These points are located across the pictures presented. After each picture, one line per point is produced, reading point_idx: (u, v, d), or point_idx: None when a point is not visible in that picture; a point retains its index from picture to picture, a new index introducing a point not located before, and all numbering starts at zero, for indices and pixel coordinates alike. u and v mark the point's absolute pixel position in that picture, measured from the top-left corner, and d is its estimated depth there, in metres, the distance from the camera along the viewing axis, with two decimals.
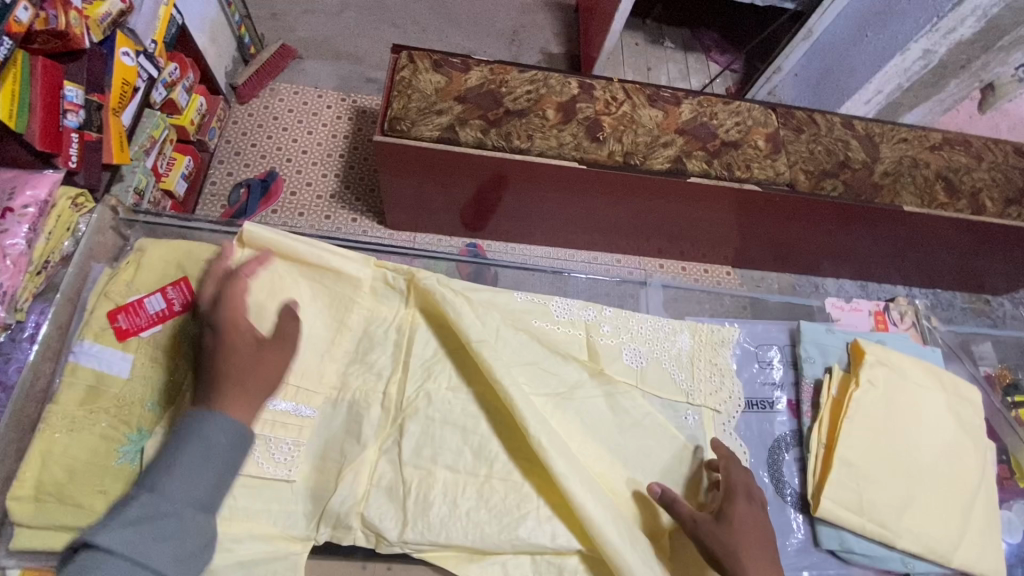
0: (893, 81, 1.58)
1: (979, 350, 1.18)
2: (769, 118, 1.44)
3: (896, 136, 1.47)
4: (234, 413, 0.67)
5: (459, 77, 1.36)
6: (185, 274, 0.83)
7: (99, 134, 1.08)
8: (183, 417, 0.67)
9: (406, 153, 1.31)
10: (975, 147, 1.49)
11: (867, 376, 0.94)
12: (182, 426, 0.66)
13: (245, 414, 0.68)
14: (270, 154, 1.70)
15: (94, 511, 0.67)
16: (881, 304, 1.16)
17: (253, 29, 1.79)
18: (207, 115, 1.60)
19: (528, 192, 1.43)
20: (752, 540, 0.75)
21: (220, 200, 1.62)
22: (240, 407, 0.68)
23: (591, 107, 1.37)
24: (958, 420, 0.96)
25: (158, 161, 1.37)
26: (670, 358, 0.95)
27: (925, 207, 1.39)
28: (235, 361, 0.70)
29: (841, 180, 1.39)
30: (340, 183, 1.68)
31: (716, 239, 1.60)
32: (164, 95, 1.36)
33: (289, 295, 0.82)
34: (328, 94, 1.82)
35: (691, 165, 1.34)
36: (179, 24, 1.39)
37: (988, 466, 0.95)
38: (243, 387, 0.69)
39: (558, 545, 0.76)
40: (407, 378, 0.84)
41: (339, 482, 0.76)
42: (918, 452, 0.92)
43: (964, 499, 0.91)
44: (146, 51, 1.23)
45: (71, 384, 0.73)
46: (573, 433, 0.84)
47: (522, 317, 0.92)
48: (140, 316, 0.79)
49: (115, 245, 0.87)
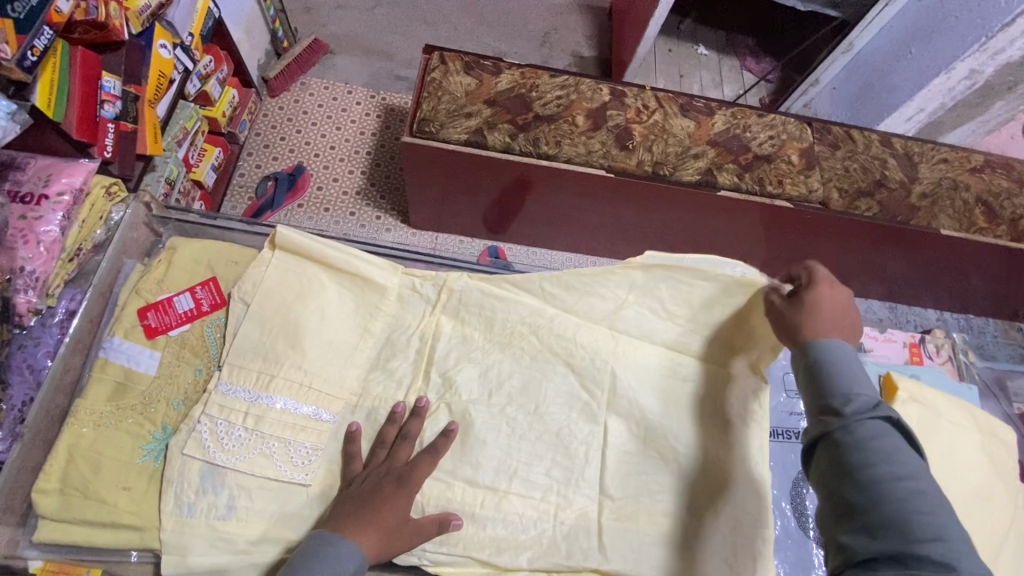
0: (936, 99, 1.52)
1: (1016, 387, 1.14)
2: (804, 132, 1.40)
3: (936, 156, 1.42)
4: (362, 541, 0.66)
5: (489, 80, 1.35)
6: (215, 274, 0.84)
7: (135, 125, 1.10)
8: (307, 539, 0.66)
9: (434, 155, 1.30)
10: (1018, 171, 1.43)
11: (898, 413, 0.91)
12: (308, 550, 0.65)
13: (370, 545, 0.66)
14: (299, 148, 1.72)
15: (118, 508, 0.68)
16: (916, 336, 1.12)
17: (287, 22, 1.80)
18: (239, 108, 1.62)
19: (553, 198, 1.41)
20: (829, 322, 0.67)
21: (248, 191, 1.64)
22: (368, 536, 0.66)
23: (622, 115, 1.35)
24: (993, 462, 0.92)
25: (190, 152, 1.39)
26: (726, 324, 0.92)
27: (962, 231, 1.34)
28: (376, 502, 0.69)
29: (877, 200, 1.35)
30: (366, 180, 1.69)
31: (743, 253, 1.57)
32: (198, 87, 1.38)
33: (315, 298, 0.82)
34: (358, 90, 1.83)
35: (722, 178, 1.31)
36: (216, 17, 1.40)
37: (1019, 511, 0.91)
38: (374, 514, 0.68)
39: (573, 561, 0.77)
40: (428, 388, 0.84)
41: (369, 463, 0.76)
42: (948, 492, 0.88)
43: (994, 545, 0.87)
44: (183, 43, 1.25)
45: (99, 380, 0.74)
46: (633, 339, 0.89)
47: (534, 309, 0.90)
48: (169, 315, 0.79)
49: (147, 241, 0.88)
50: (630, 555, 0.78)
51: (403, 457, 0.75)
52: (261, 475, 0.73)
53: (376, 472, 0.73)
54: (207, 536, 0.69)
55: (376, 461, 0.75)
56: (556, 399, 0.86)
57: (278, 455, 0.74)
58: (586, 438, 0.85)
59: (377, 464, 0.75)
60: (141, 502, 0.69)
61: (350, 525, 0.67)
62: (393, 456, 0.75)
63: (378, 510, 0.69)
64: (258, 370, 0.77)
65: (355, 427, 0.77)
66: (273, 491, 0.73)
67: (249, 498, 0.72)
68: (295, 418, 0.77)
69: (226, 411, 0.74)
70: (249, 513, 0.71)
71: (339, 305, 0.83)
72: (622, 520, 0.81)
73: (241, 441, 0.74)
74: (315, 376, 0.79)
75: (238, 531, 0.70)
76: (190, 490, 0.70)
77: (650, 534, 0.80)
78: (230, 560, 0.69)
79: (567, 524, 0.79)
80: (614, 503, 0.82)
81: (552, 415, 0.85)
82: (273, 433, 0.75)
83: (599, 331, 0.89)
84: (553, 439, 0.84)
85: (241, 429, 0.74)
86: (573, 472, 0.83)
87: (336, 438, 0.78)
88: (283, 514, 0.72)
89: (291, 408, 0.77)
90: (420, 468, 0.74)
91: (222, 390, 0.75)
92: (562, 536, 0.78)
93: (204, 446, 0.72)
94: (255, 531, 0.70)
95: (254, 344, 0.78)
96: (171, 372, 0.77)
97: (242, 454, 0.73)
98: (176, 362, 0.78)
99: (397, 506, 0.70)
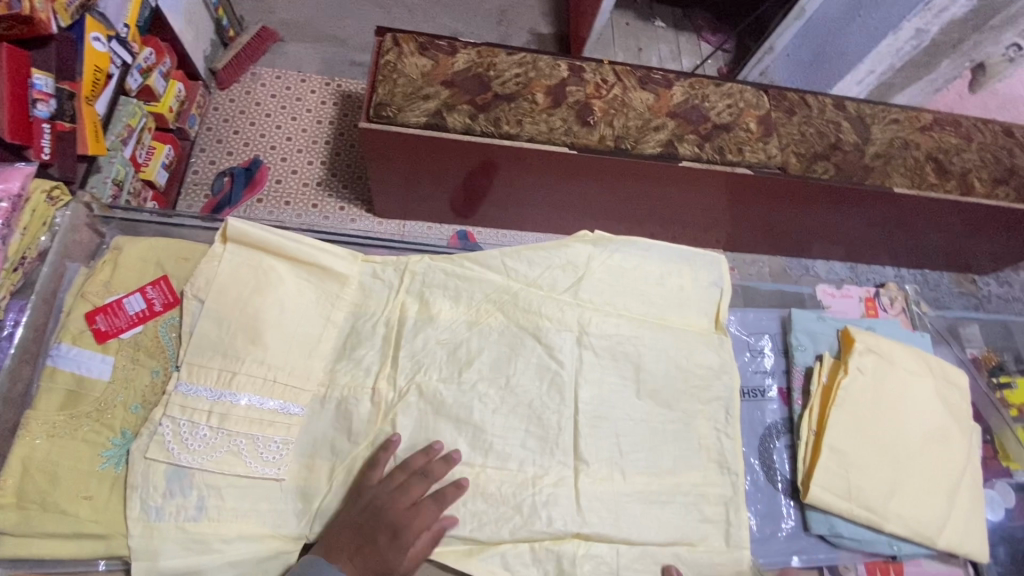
0: (886, 61, 1.56)
1: (967, 333, 1.20)
2: (761, 100, 1.42)
3: (887, 117, 1.46)
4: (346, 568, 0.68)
5: (446, 61, 1.32)
6: (166, 272, 0.81)
7: (73, 125, 1.05)
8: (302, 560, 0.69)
9: (392, 140, 1.26)
10: (965, 128, 1.48)
11: (857, 363, 0.94)
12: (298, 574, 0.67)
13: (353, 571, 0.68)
14: (254, 141, 1.66)
15: (81, 518, 0.66)
16: (872, 290, 1.16)
17: (231, 10, 1.73)
18: (186, 102, 1.55)
19: (518, 178, 1.40)
20: None
21: (203, 189, 1.58)
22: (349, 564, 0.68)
23: (581, 91, 1.35)
24: (947, 406, 0.97)
25: (137, 151, 1.34)
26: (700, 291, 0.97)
27: (915, 188, 1.38)
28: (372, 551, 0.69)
29: (833, 162, 1.38)
30: (326, 170, 1.65)
31: (707, 223, 1.59)
32: (139, 81, 1.31)
33: (274, 292, 0.80)
34: (312, 78, 1.77)
35: (683, 149, 1.32)
36: (152, 7, 1.33)
37: (973, 448, 0.95)
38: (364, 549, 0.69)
39: (554, 529, 0.78)
40: (397, 373, 0.82)
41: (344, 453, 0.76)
42: (906, 437, 0.92)
43: (951, 482, 0.91)
44: (119, 35, 1.19)
45: (50, 389, 0.71)
46: (598, 307, 0.91)
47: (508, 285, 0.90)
48: (119, 317, 0.76)
49: (91, 243, 0.84)
50: (607, 515, 0.80)
51: (416, 492, 0.73)
52: (231, 472, 0.72)
53: (382, 496, 0.73)
54: (178, 538, 0.68)
55: (388, 486, 0.74)
56: (527, 370, 0.86)
57: (247, 452, 0.73)
58: (559, 407, 0.85)
59: (387, 487, 0.74)
60: (105, 510, 0.67)
61: (339, 552, 0.69)
62: (401, 489, 0.73)
63: (368, 547, 0.69)
64: (219, 368, 0.75)
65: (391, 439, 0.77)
66: (244, 488, 0.73)
67: (219, 497, 0.71)
68: (261, 413, 0.75)
69: (188, 411, 0.73)
70: (220, 512, 0.70)
71: (299, 299, 0.82)
72: (597, 481, 0.82)
73: (206, 440, 0.72)
74: (280, 368, 0.78)
75: (210, 531, 0.69)
76: (157, 493, 0.69)
77: (628, 494, 0.82)
78: (204, 561, 0.68)
79: (546, 491, 0.80)
80: (589, 469, 0.82)
81: (523, 386, 0.85)
82: (242, 429, 0.74)
83: (566, 304, 0.90)
84: (526, 410, 0.84)
85: (205, 428, 0.73)
86: (548, 441, 0.83)
87: (307, 430, 0.78)
88: (257, 510, 0.72)
89: (256, 403, 0.75)
90: (421, 511, 0.72)
91: (182, 391, 0.73)
92: (541, 502, 0.79)
93: (167, 448, 0.71)
94: (228, 530, 0.70)
95: (213, 342, 0.76)
96: (127, 375, 0.75)
97: (208, 453, 0.72)
98: (132, 365, 0.75)
99: (386, 554, 0.69)
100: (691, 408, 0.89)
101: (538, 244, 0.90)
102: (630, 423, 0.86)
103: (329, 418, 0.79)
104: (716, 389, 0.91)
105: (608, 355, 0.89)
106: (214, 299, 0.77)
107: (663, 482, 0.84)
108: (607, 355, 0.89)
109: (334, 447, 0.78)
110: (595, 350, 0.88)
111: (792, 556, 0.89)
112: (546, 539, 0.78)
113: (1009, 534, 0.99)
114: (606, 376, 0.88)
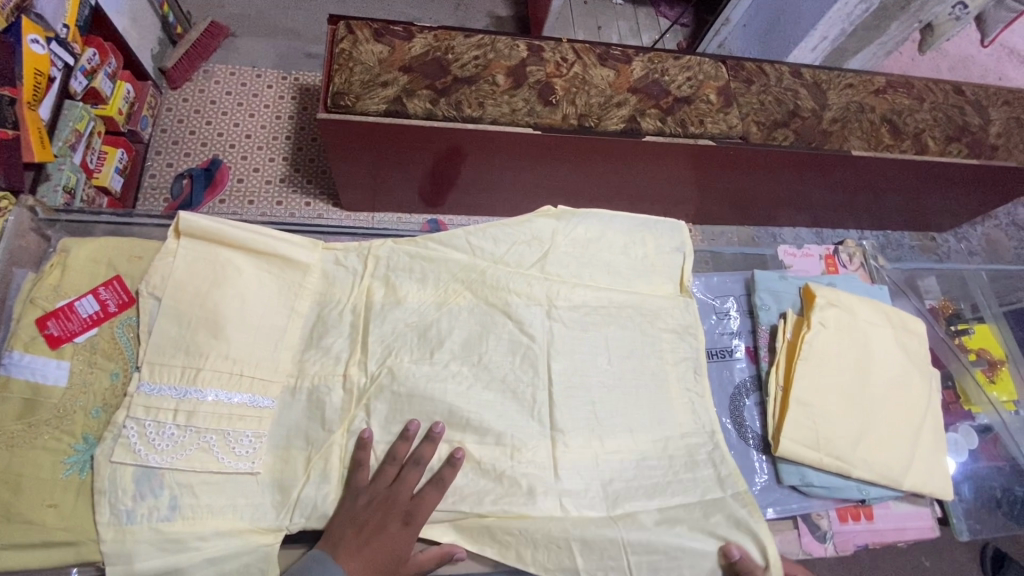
0: (837, 26, 1.58)
1: (924, 285, 1.24)
2: (720, 71, 1.42)
3: (842, 82, 1.48)
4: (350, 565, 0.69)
5: (402, 46, 1.28)
6: (118, 272, 0.79)
7: (16, 131, 1.00)
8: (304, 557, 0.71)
9: (352, 130, 1.24)
10: (917, 89, 1.50)
11: (819, 318, 0.97)
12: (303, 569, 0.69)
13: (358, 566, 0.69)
14: (211, 140, 1.61)
15: (48, 527, 0.65)
16: (831, 247, 1.19)
17: (176, 6, 1.64)
18: (135, 102, 1.49)
19: (483, 162, 1.39)
20: None
21: (161, 192, 1.53)
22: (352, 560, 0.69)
23: (541, 70, 1.33)
24: (908, 354, 1.00)
25: (88, 155, 1.29)
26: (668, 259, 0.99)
27: (872, 149, 1.41)
28: (379, 542, 0.71)
29: (792, 129, 1.39)
30: (288, 166, 1.61)
31: (675, 198, 1.60)
32: (83, 83, 1.26)
33: (234, 286, 0.78)
34: (267, 72, 1.72)
35: (646, 124, 1.32)
36: (92, 5, 1.27)
37: (933, 393, 0.99)
38: (370, 544, 0.71)
39: (535, 499, 0.79)
40: (368, 359, 0.82)
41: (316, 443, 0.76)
42: (870, 388, 0.96)
43: (914, 426, 0.95)
44: (58, 37, 1.14)
45: (5, 399, 0.68)
46: (566, 279, 0.92)
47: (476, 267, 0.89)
48: (72, 321, 0.74)
49: (38, 249, 0.81)
50: (586, 480, 0.82)
51: (414, 482, 0.75)
52: (202, 467, 0.71)
53: (380, 492, 0.74)
54: (152, 539, 0.67)
55: (384, 481, 0.75)
56: (499, 347, 0.86)
57: (218, 447, 0.73)
58: (533, 380, 0.85)
59: (383, 484, 0.75)
60: (73, 517, 0.66)
61: (344, 549, 0.70)
62: (400, 482, 0.75)
63: (377, 541, 0.71)
64: (182, 365, 0.74)
65: (365, 435, 0.76)
66: (217, 484, 0.72)
67: (193, 495, 0.70)
68: (230, 408, 0.74)
69: (153, 412, 0.71)
70: (196, 510, 0.70)
71: (262, 293, 0.80)
72: (577, 448, 0.83)
73: (174, 439, 0.71)
74: (245, 361, 0.77)
75: (185, 529, 0.69)
76: (127, 497, 0.68)
77: (606, 457, 0.84)
78: (180, 560, 0.67)
79: (526, 462, 0.81)
80: (566, 438, 0.83)
81: (496, 362, 0.86)
82: (207, 423, 0.73)
83: (533, 278, 0.90)
84: (501, 385, 0.84)
85: (172, 426, 0.71)
86: (527, 412, 0.84)
87: (280, 424, 0.77)
88: (234, 505, 0.72)
89: (223, 398, 0.74)
90: (424, 499, 0.75)
91: (145, 391, 0.72)
92: (522, 474, 0.80)
93: (134, 450, 0.69)
94: (205, 527, 0.69)
95: (173, 339, 0.75)
96: (84, 380, 0.73)
97: (178, 452, 0.71)
98: (89, 369, 0.74)
99: (397, 544, 0.71)
100: (661, 370, 0.92)
101: (502, 222, 0.91)
102: (604, 390, 0.88)
103: (304, 410, 0.79)
104: (682, 351, 0.94)
105: (578, 326, 0.90)
106: (172, 296, 0.76)
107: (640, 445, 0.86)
108: (577, 325, 0.90)
109: (309, 436, 0.77)
110: (564, 322, 0.89)
111: (768, 508, 0.92)
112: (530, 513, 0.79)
113: (973, 473, 1.04)
114: (579, 350, 0.89)
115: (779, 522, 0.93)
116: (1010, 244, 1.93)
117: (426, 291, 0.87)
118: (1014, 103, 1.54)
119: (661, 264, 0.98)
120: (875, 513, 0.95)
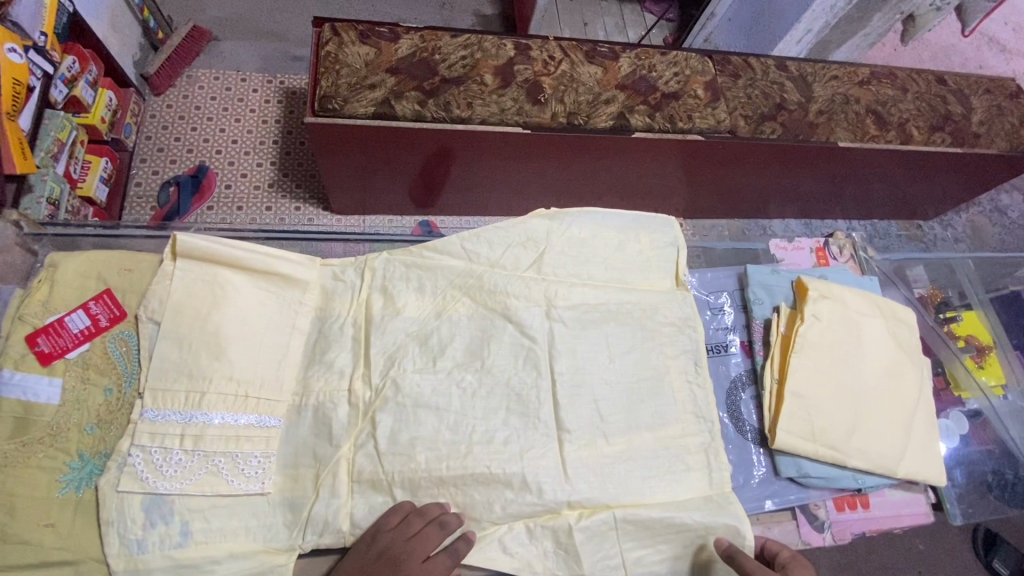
0: (821, 19, 1.59)
1: (914, 274, 1.26)
2: (706, 66, 1.43)
3: (827, 74, 1.49)
4: None
5: (389, 47, 1.27)
6: (108, 286, 0.78)
7: None
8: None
9: (341, 133, 1.23)
10: (900, 79, 1.52)
11: (811, 311, 0.98)
12: None
13: None
14: (198, 147, 1.59)
15: (44, 547, 0.64)
16: (821, 240, 1.20)
17: (157, 10, 1.62)
18: (119, 110, 1.47)
19: (474, 163, 1.39)
20: None
21: (149, 201, 1.51)
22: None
23: (529, 68, 1.32)
24: (899, 343, 1.02)
25: (71, 166, 1.27)
26: (663, 257, 0.99)
27: (858, 141, 1.42)
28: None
29: (779, 122, 1.40)
30: (277, 171, 1.59)
31: (666, 193, 1.61)
32: (64, 92, 1.23)
33: (231, 302, 0.78)
34: (253, 77, 1.71)
35: (635, 120, 1.32)
36: (70, 12, 1.25)
37: (924, 381, 1.01)
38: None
39: (546, 500, 0.79)
40: (371, 371, 0.82)
41: (319, 459, 0.76)
42: (863, 379, 0.97)
43: (907, 415, 0.96)
44: (36, 45, 1.11)
45: None
46: (563, 278, 0.92)
47: (473, 272, 0.89)
48: (62, 337, 0.73)
49: (25, 263, 0.81)
50: (594, 481, 0.81)
51: (433, 544, 0.71)
52: (213, 493, 0.71)
53: (397, 544, 0.70)
54: (165, 566, 0.67)
55: (405, 532, 0.71)
56: (502, 351, 0.87)
57: (226, 470, 0.72)
58: (536, 380, 0.86)
59: (405, 535, 0.71)
60: (70, 536, 0.66)
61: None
62: (419, 538, 0.70)
63: None
64: (185, 390, 0.73)
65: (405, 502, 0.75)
66: (228, 507, 0.72)
67: (204, 520, 0.70)
68: (237, 430, 0.74)
69: (158, 438, 0.71)
70: (208, 534, 0.70)
71: (259, 309, 0.80)
72: (583, 448, 0.83)
73: (182, 465, 0.71)
74: (250, 382, 0.76)
75: (198, 554, 0.69)
76: (136, 526, 0.67)
77: (612, 455, 0.84)
78: None
79: (534, 464, 0.80)
80: (572, 436, 0.83)
81: (499, 366, 0.86)
82: (218, 448, 0.72)
83: (530, 280, 0.90)
84: (504, 389, 0.84)
85: (180, 452, 0.71)
86: (529, 415, 0.83)
87: (286, 442, 0.77)
88: (246, 527, 0.72)
89: (230, 420, 0.74)
90: (435, 563, 0.70)
91: (149, 417, 0.71)
92: (530, 475, 0.79)
93: (141, 478, 0.69)
94: (218, 551, 0.69)
95: (175, 363, 0.74)
96: (77, 397, 0.72)
97: (187, 477, 0.71)
98: (82, 385, 0.73)
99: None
100: (664, 365, 0.92)
101: (496, 224, 0.91)
102: (606, 387, 0.88)
103: (307, 426, 0.78)
104: (682, 343, 0.94)
105: (577, 327, 0.90)
106: (172, 321, 0.75)
107: (645, 439, 0.86)
108: (576, 325, 0.90)
109: (317, 453, 0.77)
110: (565, 322, 0.90)
111: (766, 501, 0.93)
112: (542, 516, 0.79)
113: (965, 458, 1.06)
114: (578, 354, 0.88)
115: (778, 513, 0.94)
116: (994, 230, 1.96)
117: (423, 297, 0.88)
118: (995, 91, 1.56)
119: (654, 263, 0.98)
120: (871, 501, 0.97)
